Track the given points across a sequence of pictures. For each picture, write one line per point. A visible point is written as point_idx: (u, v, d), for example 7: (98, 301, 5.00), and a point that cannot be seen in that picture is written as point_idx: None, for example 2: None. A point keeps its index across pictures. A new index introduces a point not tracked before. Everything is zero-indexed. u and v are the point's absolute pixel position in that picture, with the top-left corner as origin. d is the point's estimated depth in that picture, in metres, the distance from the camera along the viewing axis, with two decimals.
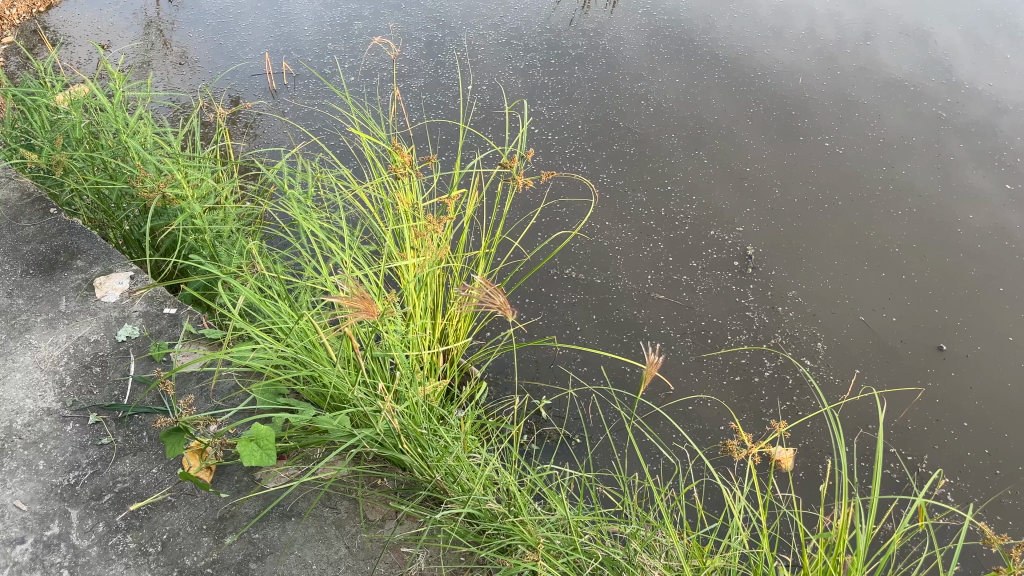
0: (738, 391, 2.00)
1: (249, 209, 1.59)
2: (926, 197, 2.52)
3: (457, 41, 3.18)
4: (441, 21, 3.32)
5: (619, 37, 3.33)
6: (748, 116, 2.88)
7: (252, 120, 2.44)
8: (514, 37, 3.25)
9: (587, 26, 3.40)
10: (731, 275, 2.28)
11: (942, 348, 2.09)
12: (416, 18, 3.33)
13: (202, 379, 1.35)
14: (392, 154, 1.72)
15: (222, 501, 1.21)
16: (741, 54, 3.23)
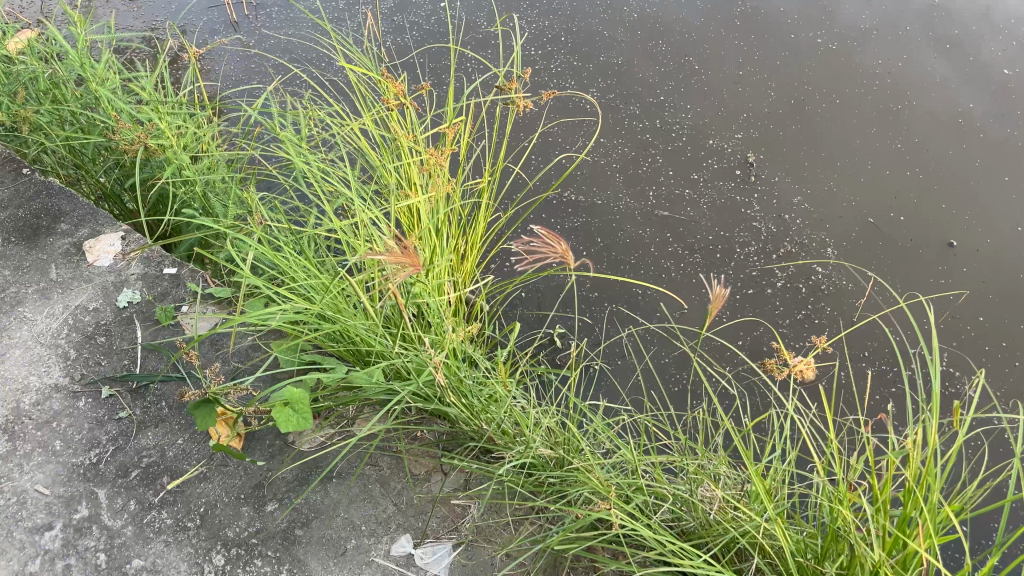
0: (752, 304, 1.97)
1: (240, 155, 1.50)
2: (923, 88, 2.45)
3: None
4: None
5: None
6: (735, 16, 2.77)
7: (218, 56, 2.29)
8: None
9: None
10: (734, 184, 2.23)
11: (953, 244, 2.06)
12: None
13: (218, 344, 1.28)
14: (383, 83, 1.60)
15: (257, 469, 1.15)
16: None
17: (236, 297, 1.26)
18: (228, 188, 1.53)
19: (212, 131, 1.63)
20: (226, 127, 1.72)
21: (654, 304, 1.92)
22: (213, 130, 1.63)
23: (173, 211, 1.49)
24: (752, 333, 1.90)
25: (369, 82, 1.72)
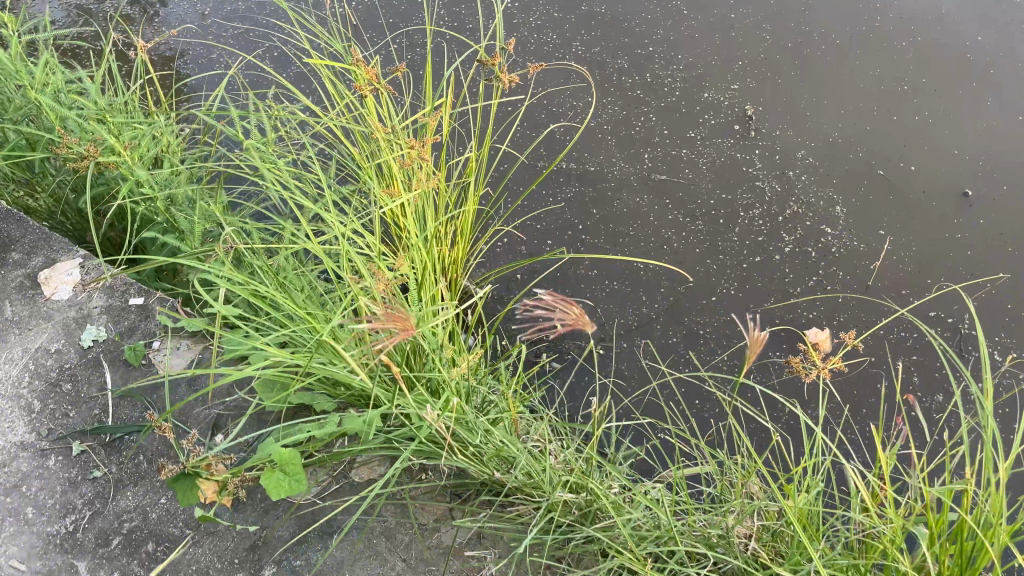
0: (760, 273, 1.87)
1: (204, 163, 1.36)
2: (928, 22, 2.31)
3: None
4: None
5: None
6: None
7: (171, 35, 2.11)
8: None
9: None
10: (734, 141, 2.10)
11: (968, 193, 1.95)
12: None
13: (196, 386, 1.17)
14: (353, 68, 1.45)
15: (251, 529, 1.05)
16: None
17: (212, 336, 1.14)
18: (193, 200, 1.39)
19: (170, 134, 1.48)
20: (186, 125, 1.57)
21: (656, 278, 1.86)
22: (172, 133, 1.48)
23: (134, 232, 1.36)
24: (762, 305, 1.81)
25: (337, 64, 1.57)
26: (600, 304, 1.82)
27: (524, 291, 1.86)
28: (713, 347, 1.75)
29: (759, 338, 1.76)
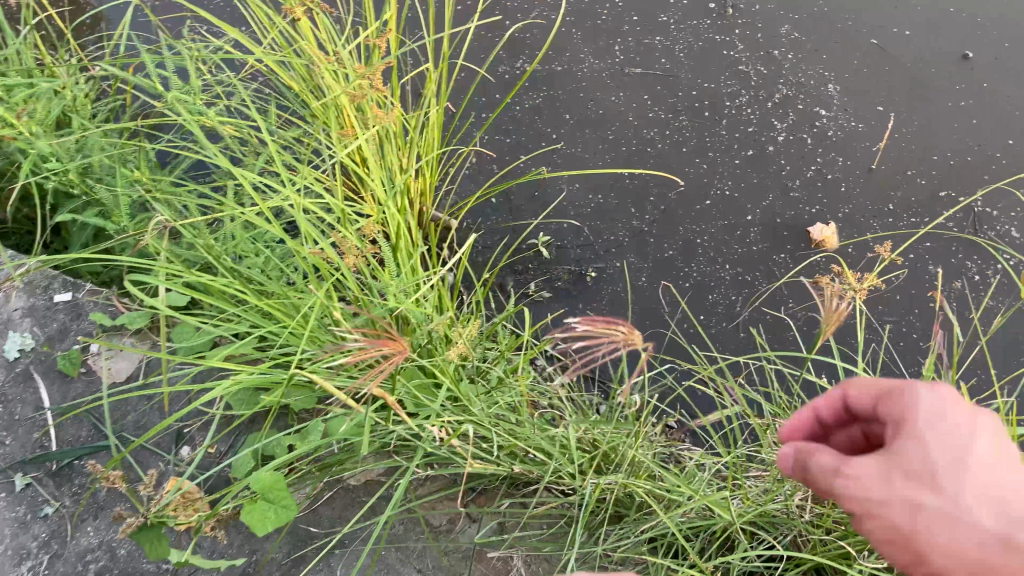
0: (755, 168, 1.71)
1: (122, 126, 1.16)
2: None
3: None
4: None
5: None
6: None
7: None
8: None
9: None
10: (711, 21, 1.88)
11: (968, 56, 1.78)
12: None
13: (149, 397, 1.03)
14: None
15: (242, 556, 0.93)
16: None
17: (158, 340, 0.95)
18: (110, 166, 1.17)
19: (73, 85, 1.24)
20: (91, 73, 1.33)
21: (644, 186, 1.71)
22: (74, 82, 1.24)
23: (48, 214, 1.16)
24: (761, 205, 1.67)
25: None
26: (586, 223, 1.69)
27: (501, 217, 1.70)
28: (712, 257, 1.63)
29: (759, 243, 1.64)
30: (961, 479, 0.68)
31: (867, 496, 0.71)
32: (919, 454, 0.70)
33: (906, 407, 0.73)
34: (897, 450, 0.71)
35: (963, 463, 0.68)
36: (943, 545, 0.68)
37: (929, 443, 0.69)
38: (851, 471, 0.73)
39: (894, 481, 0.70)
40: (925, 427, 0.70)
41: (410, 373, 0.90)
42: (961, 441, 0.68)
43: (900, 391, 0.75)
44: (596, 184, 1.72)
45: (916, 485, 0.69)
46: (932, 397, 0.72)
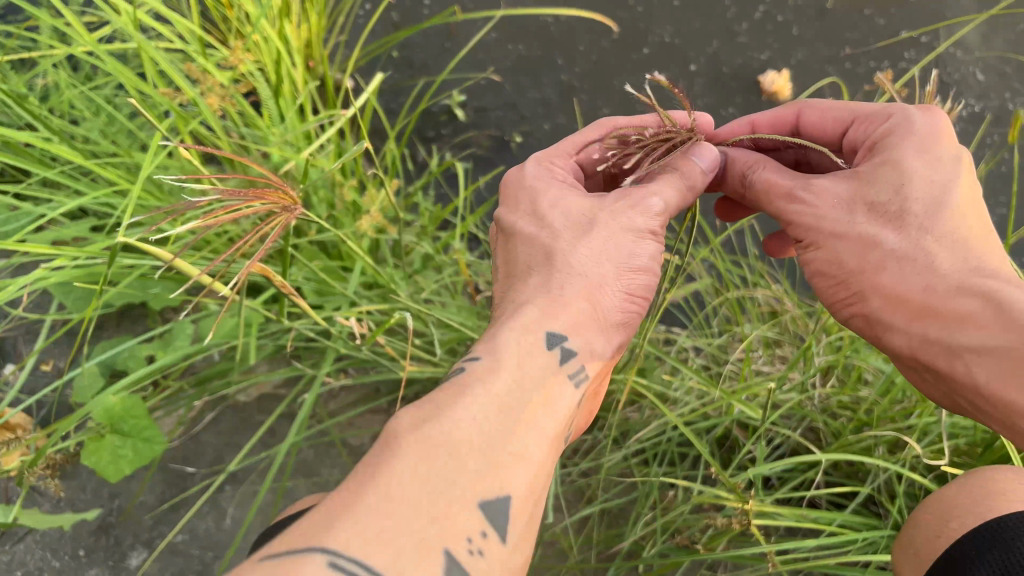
0: (695, 11, 1.50)
1: None
2: None
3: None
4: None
5: None
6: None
7: None
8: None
9: None
10: None
11: None
12: None
13: None
14: None
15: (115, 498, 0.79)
16: None
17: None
18: None
19: None
20: None
21: (570, 35, 1.48)
22: None
23: None
24: (705, 53, 1.47)
25: None
26: (507, 78, 1.46)
27: (407, 77, 1.46)
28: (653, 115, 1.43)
29: (704, 96, 1.44)
30: (935, 220, 0.55)
31: (815, 220, 0.60)
32: (894, 181, 0.57)
33: (887, 129, 0.60)
34: (868, 170, 0.59)
35: (943, 196, 0.56)
36: (884, 284, 0.57)
37: (910, 170, 0.57)
38: (801, 190, 0.60)
39: (857, 214, 0.58)
40: (908, 151, 0.57)
41: (322, 259, 0.69)
42: (945, 173, 0.56)
43: (881, 111, 0.61)
44: (515, 32, 1.48)
45: (881, 220, 0.57)
46: (925, 119, 0.59)
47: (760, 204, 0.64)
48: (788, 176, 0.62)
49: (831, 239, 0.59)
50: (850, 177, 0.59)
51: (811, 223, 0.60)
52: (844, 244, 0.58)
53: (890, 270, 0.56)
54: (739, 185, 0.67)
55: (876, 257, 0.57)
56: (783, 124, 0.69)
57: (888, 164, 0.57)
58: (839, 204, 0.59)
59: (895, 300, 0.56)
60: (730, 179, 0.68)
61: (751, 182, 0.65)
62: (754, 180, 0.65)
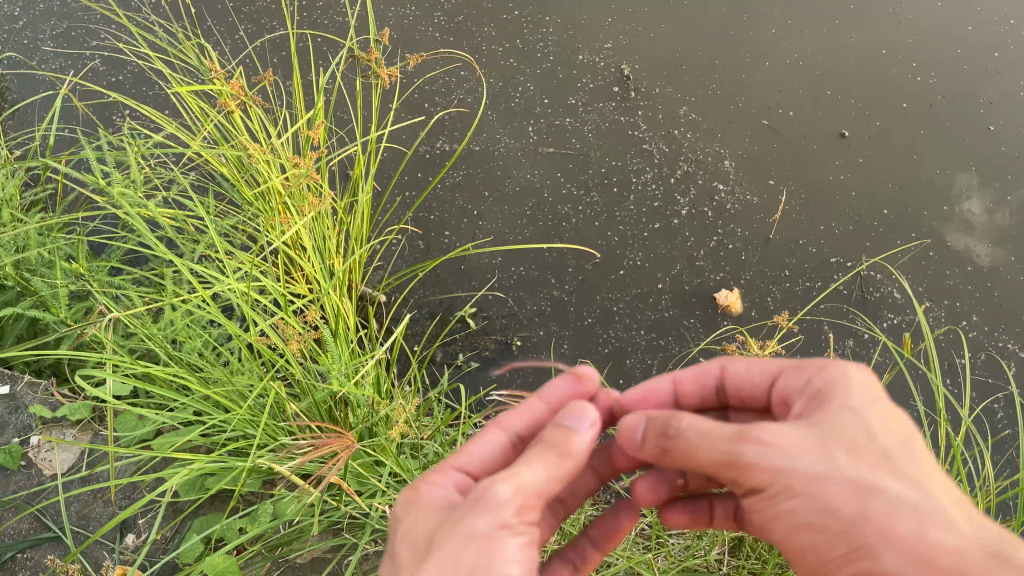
0: (663, 239, 1.85)
1: (70, 225, 1.26)
2: None
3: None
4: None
5: None
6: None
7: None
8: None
9: None
10: (616, 104, 2.00)
11: (845, 134, 1.97)
12: None
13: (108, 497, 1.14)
14: (219, 90, 1.38)
15: None
16: None
17: (111, 438, 1.03)
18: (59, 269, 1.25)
19: (17, 198, 1.33)
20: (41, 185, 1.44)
21: (562, 259, 1.82)
22: (18, 197, 1.33)
23: (13, 327, 1.26)
24: (670, 273, 1.81)
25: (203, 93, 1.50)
26: (510, 294, 1.79)
27: (428, 293, 1.80)
28: (629, 324, 1.76)
29: (670, 309, 1.78)
30: (904, 468, 0.73)
31: (789, 465, 0.74)
32: (860, 430, 0.75)
33: (839, 392, 0.80)
34: (827, 423, 0.77)
35: (905, 451, 0.74)
36: (889, 527, 0.69)
37: (866, 421, 0.76)
38: (765, 437, 0.76)
39: (837, 457, 0.73)
40: (860, 408, 0.77)
41: (365, 461, 0.99)
42: (895, 427, 0.76)
43: (823, 373, 0.83)
44: (516, 256, 1.82)
45: (864, 468, 0.72)
46: (862, 383, 0.80)
47: (708, 452, 0.78)
48: (748, 426, 0.78)
49: (819, 482, 0.72)
50: (817, 428, 0.76)
51: (790, 465, 0.74)
52: (837, 488, 0.72)
53: (899, 517, 0.69)
54: (689, 438, 0.80)
55: (875, 502, 0.70)
56: (708, 374, 1.00)
57: (857, 417, 0.77)
58: (819, 448, 0.74)
59: (902, 546, 0.68)
60: (654, 435, 0.85)
61: (686, 442, 0.80)
62: (709, 431, 0.79)
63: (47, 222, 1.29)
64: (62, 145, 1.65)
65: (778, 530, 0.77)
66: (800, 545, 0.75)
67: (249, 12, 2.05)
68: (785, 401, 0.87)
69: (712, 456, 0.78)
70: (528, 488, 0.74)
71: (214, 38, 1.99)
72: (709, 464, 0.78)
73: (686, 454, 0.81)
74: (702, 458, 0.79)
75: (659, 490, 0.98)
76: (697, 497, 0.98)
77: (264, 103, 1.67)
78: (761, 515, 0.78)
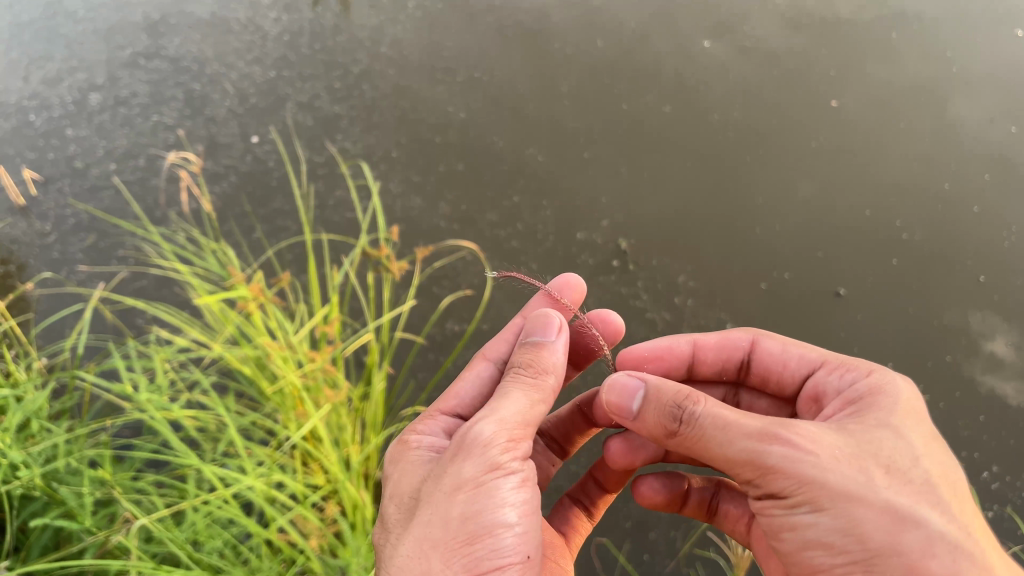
0: None
1: (96, 435, 1.31)
2: (765, 135, 2.45)
3: (195, 54, 2.63)
4: (160, 32, 2.70)
5: (387, 21, 2.86)
6: (566, 74, 2.63)
7: (30, 295, 1.91)
8: (271, 36, 2.74)
9: (345, 11, 2.89)
10: (616, 277, 2.09)
11: (840, 293, 2.05)
12: (134, 34, 2.69)
13: None
14: (241, 295, 1.48)
15: None
16: (530, 6, 2.92)
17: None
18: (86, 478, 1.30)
19: (48, 411, 1.39)
20: (72, 395, 1.51)
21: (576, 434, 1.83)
22: (47, 411, 1.39)
23: (39, 539, 1.29)
24: None
25: (225, 298, 1.60)
26: None
27: None
28: None
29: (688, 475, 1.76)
30: (938, 500, 0.87)
31: (828, 477, 0.87)
32: (898, 458, 0.90)
33: (890, 425, 0.94)
34: (866, 445, 0.91)
35: (945, 488, 0.88)
36: (923, 558, 0.81)
37: (907, 450, 0.91)
38: (812, 444, 0.89)
39: (878, 481, 0.87)
40: (901, 438, 0.93)
41: None
42: (930, 460, 0.91)
43: (873, 395, 1.02)
44: None
45: (905, 497, 0.86)
46: (901, 414, 0.97)
47: (738, 446, 0.91)
48: (782, 428, 0.91)
49: (853, 500, 0.85)
50: (856, 451, 0.90)
51: (823, 475, 0.87)
52: (872, 510, 0.84)
53: (931, 552, 0.82)
54: (716, 428, 0.94)
55: (910, 532, 0.83)
56: (738, 348, 1.32)
57: (901, 451, 0.91)
58: (860, 471, 0.87)
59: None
60: (671, 418, 0.98)
61: (721, 433, 0.93)
62: (740, 424, 0.92)
63: (74, 433, 1.35)
64: (90, 353, 1.73)
65: (793, 530, 0.91)
66: (811, 550, 0.89)
67: (264, 214, 2.20)
68: (816, 392, 1.16)
69: (739, 449, 0.91)
70: (508, 419, 0.96)
71: (235, 241, 2.11)
72: (731, 454, 0.92)
73: (706, 438, 0.95)
74: (729, 450, 0.92)
75: (634, 455, 1.29)
76: (677, 482, 1.38)
77: (283, 301, 1.76)
78: (776, 512, 0.92)
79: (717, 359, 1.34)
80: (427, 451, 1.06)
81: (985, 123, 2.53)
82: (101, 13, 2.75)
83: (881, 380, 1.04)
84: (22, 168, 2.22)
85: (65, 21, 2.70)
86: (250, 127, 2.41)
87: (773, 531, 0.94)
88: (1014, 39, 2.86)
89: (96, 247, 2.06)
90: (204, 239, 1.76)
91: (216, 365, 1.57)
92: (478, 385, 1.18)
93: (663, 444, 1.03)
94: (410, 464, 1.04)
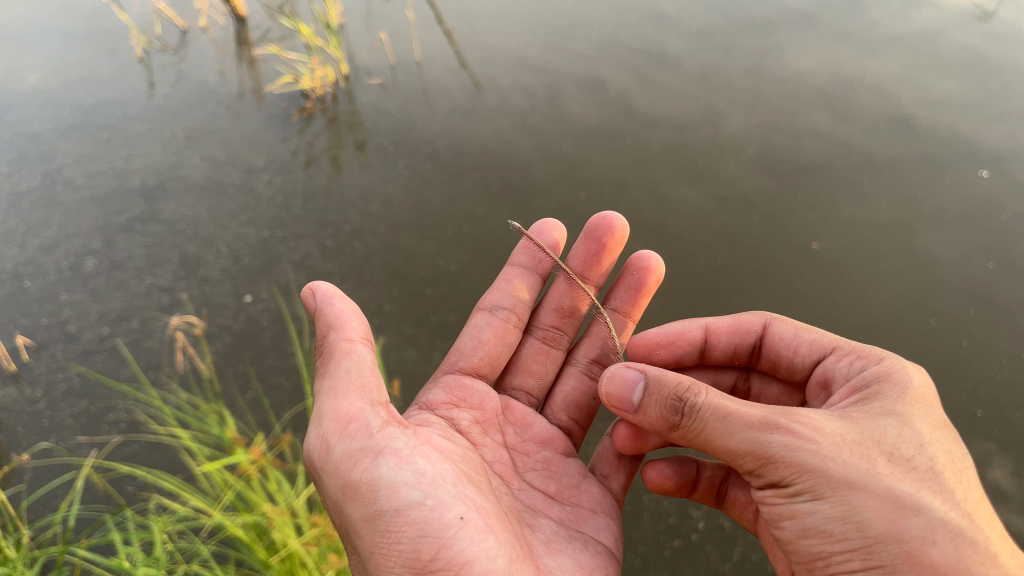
0: (685, 557, 1.78)
1: None
2: (751, 277, 2.51)
3: (190, 217, 2.69)
4: (156, 197, 2.78)
5: (379, 180, 2.97)
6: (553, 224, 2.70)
7: (13, 470, 1.85)
8: (265, 197, 2.83)
9: (337, 174, 3.01)
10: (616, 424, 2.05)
11: None
12: (133, 199, 2.76)
13: None
14: (243, 461, 1.46)
15: None
16: (516, 164, 3.05)
17: None
18: None
19: None
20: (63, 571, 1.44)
21: None
22: None
23: None
24: None
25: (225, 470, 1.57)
26: None
27: None
28: None
29: None
30: (935, 483, 0.97)
31: (836, 467, 0.97)
32: (898, 446, 1.01)
33: (891, 414, 1.06)
34: (868, 433, 1.02)
35: (947, 475, 0.99)
36: (915, 541, 0.91)
37: (911, 437, 1.02)
38: (815, 432, 1.00)
39: (879, 467, 0.97)
40: (905, 427, 1.04)
41: None
42: (922, 445, 1.02)
43: (881, 382, 1.14)
44: None
45: (905, 483, 0.96)
46: (901, 401, 1.09)
47: (741, 436, 1.02)
48: (784, 417, 1.01)
49: (854, 488, 0.95)
50: (856, 440, 1.00)
51: (825, 465, 0.97)
52: (873, 498, 0.94)
53: (931, 539, 0.91)
54: (718, 419, 1.04)
55: (909, 519, 0.92)
56: (753, 331, 1.47)
57: (900, 441, 1.01)
58: (862, 461, 0.97)
59: (924, 564, 0.90)
60: (667, 411, 1.10)
61: (726, 421, 1.03)
62: (742, 415, 1.03)
63: None
64: (79, 528, 1.66)
65: (792, 516, 1.01)
66: (810, 534, 0.99)
67: (258, 370, 2.19)
68: (826, 377, 1.29)
69: (742, 439, 1.02)
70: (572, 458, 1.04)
71: (230, 400, 2.09)
72: (735, 443, 1.03)
73: (707, 429, 1.05)
74: (731, 440, 1.03)
75: (634, 439, 1.40)
76: (689, 466, 1.47)
77: (286, 463, 1.74)
78: (776, 499, 1.02)
79: (731, 341, 1.49)
80: (367, 466, 1.08)
81: (962, 260, 2.60)
82: (99, 179, 2.83)
83: (891, 367, 1.17)
84: (15, 334, 2.20)
85: (65, 189, 2.77)
86: (244, 287, 2.43)
87: (773, 515, 1.04)
88: (979, 181, 3.01)
89: (89, 413, 2.02)
90: (202, 409, 1.76)
91: (213, 536, 1.52)
92: (362, 369, 1.17)
93: (663, 434, 1.14)
94: (363, 487, 1.07)
